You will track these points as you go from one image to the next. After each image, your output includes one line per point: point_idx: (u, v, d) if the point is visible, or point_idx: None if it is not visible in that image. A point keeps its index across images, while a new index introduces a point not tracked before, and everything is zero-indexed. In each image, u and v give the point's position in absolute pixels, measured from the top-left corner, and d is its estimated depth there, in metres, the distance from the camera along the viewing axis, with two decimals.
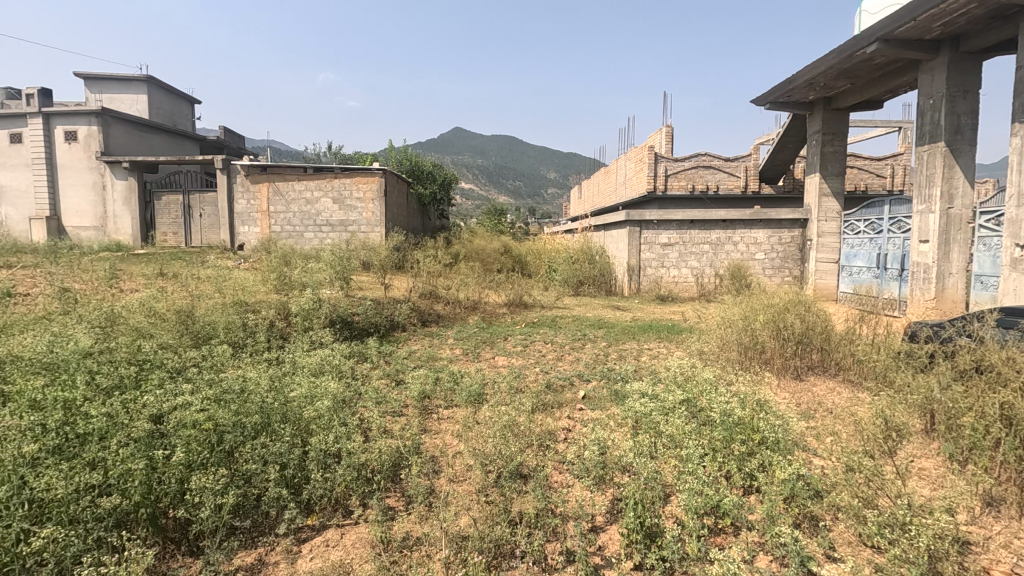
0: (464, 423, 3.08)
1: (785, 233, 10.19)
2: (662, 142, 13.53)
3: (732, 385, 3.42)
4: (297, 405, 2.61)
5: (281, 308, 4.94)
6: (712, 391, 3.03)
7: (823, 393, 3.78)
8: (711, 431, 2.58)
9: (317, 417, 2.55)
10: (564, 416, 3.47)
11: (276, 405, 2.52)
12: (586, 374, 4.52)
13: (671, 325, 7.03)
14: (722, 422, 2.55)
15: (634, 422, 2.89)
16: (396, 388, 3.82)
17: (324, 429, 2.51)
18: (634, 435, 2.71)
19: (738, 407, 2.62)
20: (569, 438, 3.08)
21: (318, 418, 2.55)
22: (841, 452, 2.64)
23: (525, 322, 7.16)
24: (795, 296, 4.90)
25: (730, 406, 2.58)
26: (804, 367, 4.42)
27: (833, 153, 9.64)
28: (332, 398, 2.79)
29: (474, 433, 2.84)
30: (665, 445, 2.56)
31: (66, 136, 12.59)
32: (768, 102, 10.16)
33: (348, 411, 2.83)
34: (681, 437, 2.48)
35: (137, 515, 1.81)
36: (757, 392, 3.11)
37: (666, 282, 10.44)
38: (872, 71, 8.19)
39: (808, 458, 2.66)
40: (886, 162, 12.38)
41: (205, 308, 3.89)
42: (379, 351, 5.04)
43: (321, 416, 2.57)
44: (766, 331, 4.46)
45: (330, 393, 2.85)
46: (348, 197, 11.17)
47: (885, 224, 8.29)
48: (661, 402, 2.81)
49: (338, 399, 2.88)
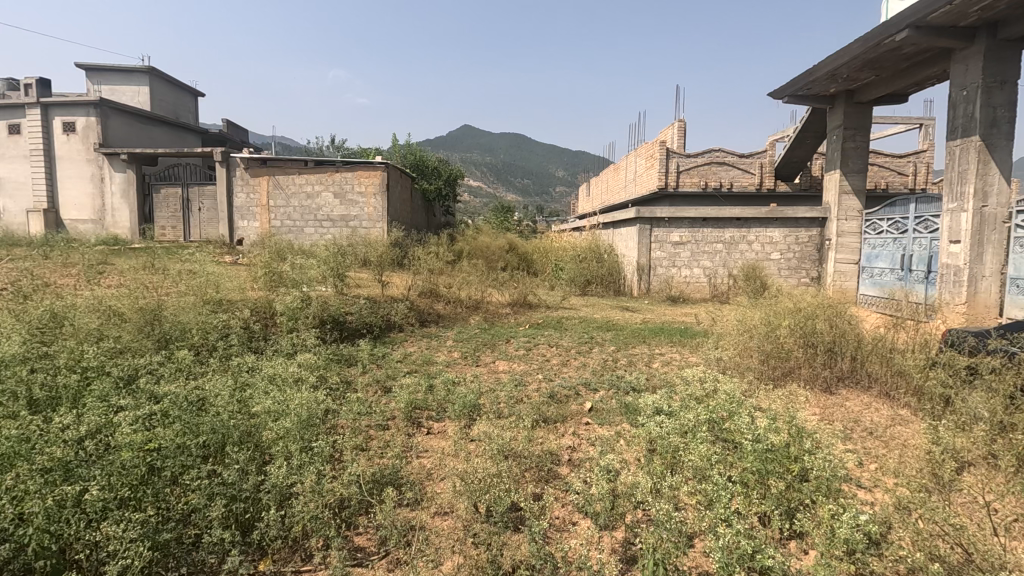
0: (455, 444, 2.74)
1: (802, 233, 9.75)
2: (674, 137, 13.12)
3: (758, 403, 3.04)
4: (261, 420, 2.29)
5: (266, 309, 4.62)
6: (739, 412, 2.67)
7: (859, 410, 3.39)
8: (741, 459, 2.22)
9: (283, 434, 2.23)
10: (569, 431, 3.11)
11: (234, 425, 2.20)
12: (593, 382, 4.15)
13: (683, 328, 6.64)
14: (754, 450, 2.17)
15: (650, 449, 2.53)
16: (383, 398, 3.47)
17: (289, 449, 2.18)
18: (648, 463, 2.36)
19: (770, 431, 2.27)
20: (575, 461, 2.73)
21: (283, 438, 2.22)
22: (893, 487, 2.28)
23: (529, 323, 6.79)
24: (823, 299, 4.50)
25: (763, 431, 2.19)
26: (834, 379, 4.00)
27: (855, 149, 9.18)
28: (302, 410, 2.45)
29: (464, 459, 2.50)
30: (689, 477, 2.19)
31: (65, 127, 12.35)
32: (786, 94, 9.72)
33: (322, 426, 2.51)
34: (707, 470, 2.11)
35: (36, 568, 1.48)
36: (790, 412, 2.73)
37: (677, 282, 10.05)
38: (899, 61, 7.74)
39: (855, 493, 2.30)
40: (908, 159, 11.89)
41: (173, 308, 3.57)
42: (372, 354, 4.70)
43: (287, 432, 2.24)
44: (790, 337, 4.08)
45: (303, 402, 2.53)
46: (349, 191, 10.84)
47: (910, 223, 7.84)
48: (681, 423, 2.52)
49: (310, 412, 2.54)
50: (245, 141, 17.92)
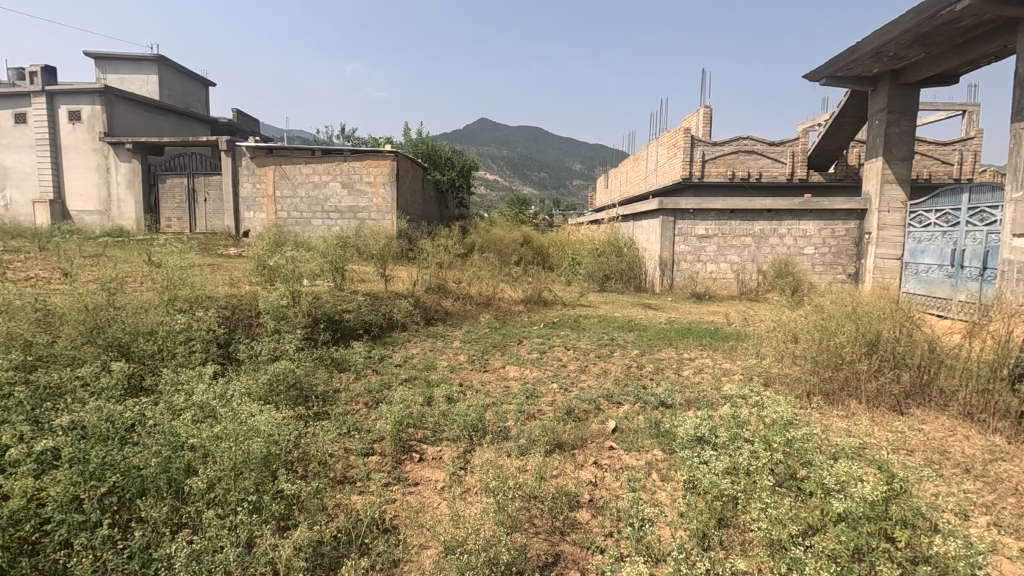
0: (451, 487, 2.26)
1: (839, 226, 9.05)
2: (699, 124, 12.41)
3: (826, 436, 2.46)
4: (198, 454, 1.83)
5: (248, 307, 4.17)
6: (811, 458, 2.09)
7: (942, 437, 2.80)
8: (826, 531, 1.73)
9: (220, 477, 1.75)
10: (589, 462, 2.57)
11: (159, 466, 1.74)
12: (616, 395, 3.62)
13: (713, 330, 6.04)
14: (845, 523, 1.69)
15: (703, 506, 2.02)
16: (371, 413, 3.00)
17: (226, 497, 1.71)
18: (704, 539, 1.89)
19: (863, 489, 1.74)
20: (598, 503, 2.21)
21: (220, 484, 1.74)
22: None
23: (544, 321, 6.26)
24: (884, 298, 3.89)
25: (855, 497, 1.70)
26: (903, 396, 3.39)
27: (900, 134, 8.41)
28: (254, 434, 1.97)
29: (463, 514, 2.00)
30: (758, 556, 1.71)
31: (70, 117, 12.08)
32: (824, 76, 8.97)
33: (282, 459, 2.04)
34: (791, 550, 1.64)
35: None
36: (875, 454, 2.16)
37: (702, 278, 9.43)
38: (955, 35, 6.99)
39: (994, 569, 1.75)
40: (953, 147, 11.05)
41: (132, 306, 3.11)
42: (369, 356, 4.23)
43: (228, 472, 1.78)
44: (851, 344, 3.46)
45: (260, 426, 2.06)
46: (357, 181, 10.39)
47: (963, 215, 7.07)
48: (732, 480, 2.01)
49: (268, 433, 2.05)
50: (255, 131, 17.60)
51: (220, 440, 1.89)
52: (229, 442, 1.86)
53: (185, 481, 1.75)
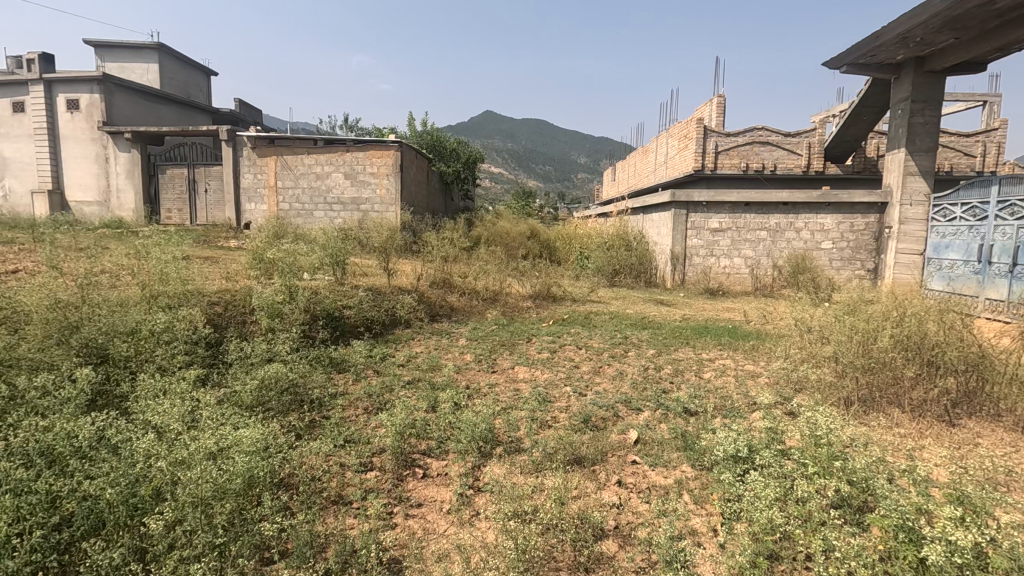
0: (461, 517, 2.00)
1: (858, 220, 8.73)
2: (712, 114, 12.05)
3: (878, 455, 2.18)
4: (161, 484, 1.58)
5: (242, 303, 3.92)
6: (880, 491, 1.80)
7: (1004, 455, 2.52)
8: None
9: (186, 513, 1.50)
10: (611, 480, 2.30)
11: (115, 500, 1.49)
12: (635, 400, 3.34)
13: (732, 328, 5.76)
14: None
15: (750, 540, 1.76)
16: (371, 422, 2.74)
17: (192, 539, 1.45)
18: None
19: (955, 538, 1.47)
20: (625, 531, 1.95)
21: (185, 521, 1.49)
22: None
23: (553, 318, 5.99)
24: (926, 298, 3.58)
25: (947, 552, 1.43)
26: (952, 405, 3.10)
27: (924, 124, 8.04)
28: (229, 456, 1.72)
29: (476, 555, 1.74)
30: None
31: (68, 105, 11.84)
32: (844, 63, 8.59)
33: (264, 484, 1.79)
34: None
35: None
36: (948, 482, 1.87)
37: (715, 273, 9.14)
38: (988, 19, 6.60)
39: None
40: (977, 138, 10.65)
41: (112, 304, 2.87)
42: (370, 355, 3.98)
43: (195, 507, 1.52)
44: (894, 347, 3.15)
45: (238, 448, 1.81)
46: (360, 172, 10.12)
47: (991, 208, 6.71)
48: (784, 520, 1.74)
49: (249, 453, 1.80)
50: (258, 121, 17.34)
51: (189, 465, 1.64)
52: (198, 467, 1.61)
53: (145, 517, 1.50)
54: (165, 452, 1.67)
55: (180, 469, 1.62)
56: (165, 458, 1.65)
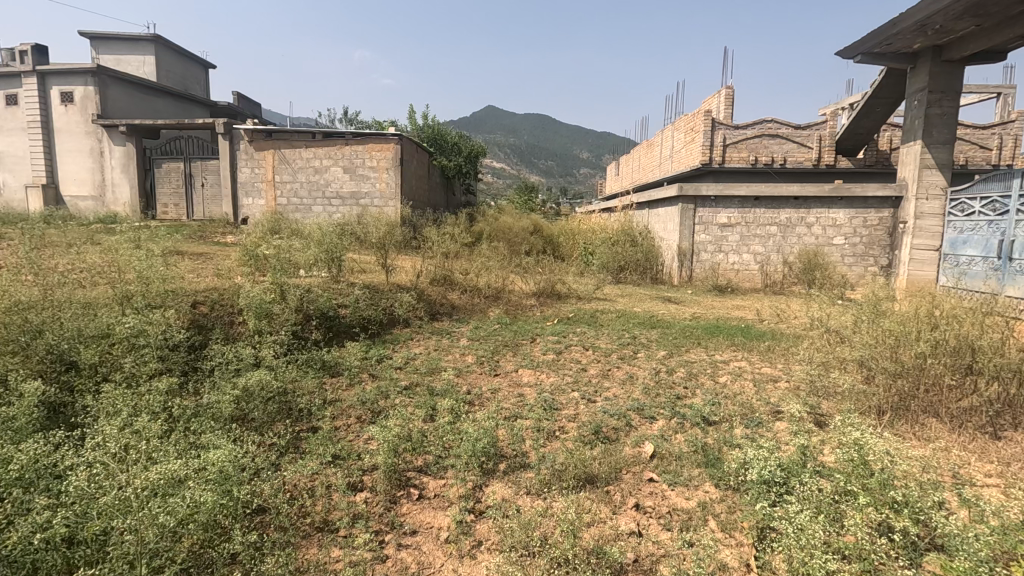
0: (459, 553, 1.76)
1: (871, 214, 8.44)
2: (720, 106, 11.77)
3: (928, 477, 1.93)
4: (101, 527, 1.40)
5: (229, 303, 3.69)
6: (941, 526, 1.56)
7: None
8: None
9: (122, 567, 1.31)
10: (628, 503, 2.07)
11: (42, 546, 1.32)
12: (649, 408, 3.11)
13: (745, 327, 5.51)
14: None
15: None
16: (364, 433, 2.52)
17: None
18: None
19: None
20: (645, 566, 1.73)
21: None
22: None
23: (558, 317, 5.75)
24: (961, 299, 3.33)
25: None
26: (1001, 416, 2.82)
27: (941, 115, 7.75)
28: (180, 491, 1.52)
29: None
30: None
31: (62, 98, 11.60)
32: (859, 53, 8.29)
33: (226, 521, 1.59)
34: None
35: None
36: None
37: (724, 270, 8.88)
38: (1012, 5, 6.29)
39: None
40: (993, 131, 10.35)
41: (84, 308, 2.70)
42: (365, 356, 3.76)
43: (133, 558, 1.33)
44: (930, 353, 2.91)
45: (196, 480, 1.61)
46: (359, 165, 9.88)
47: (1013, 203, 6.41)
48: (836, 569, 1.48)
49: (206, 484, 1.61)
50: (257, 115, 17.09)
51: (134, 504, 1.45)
52: (140, 509, 1.41)
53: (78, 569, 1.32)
54: (108, 488, 1.49)
55: (122, 510, 1.43)
56: (107, 495, 1.46)
